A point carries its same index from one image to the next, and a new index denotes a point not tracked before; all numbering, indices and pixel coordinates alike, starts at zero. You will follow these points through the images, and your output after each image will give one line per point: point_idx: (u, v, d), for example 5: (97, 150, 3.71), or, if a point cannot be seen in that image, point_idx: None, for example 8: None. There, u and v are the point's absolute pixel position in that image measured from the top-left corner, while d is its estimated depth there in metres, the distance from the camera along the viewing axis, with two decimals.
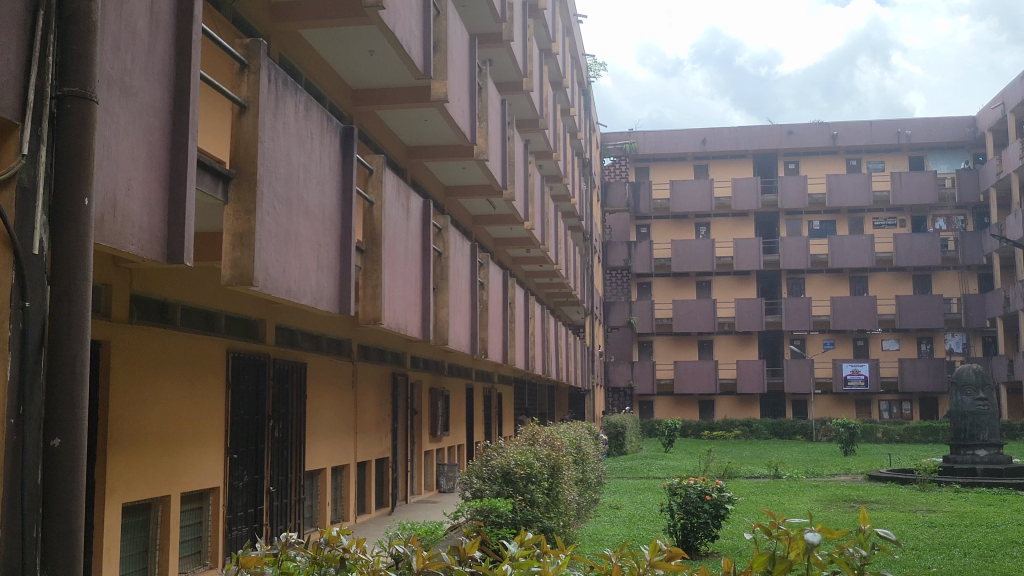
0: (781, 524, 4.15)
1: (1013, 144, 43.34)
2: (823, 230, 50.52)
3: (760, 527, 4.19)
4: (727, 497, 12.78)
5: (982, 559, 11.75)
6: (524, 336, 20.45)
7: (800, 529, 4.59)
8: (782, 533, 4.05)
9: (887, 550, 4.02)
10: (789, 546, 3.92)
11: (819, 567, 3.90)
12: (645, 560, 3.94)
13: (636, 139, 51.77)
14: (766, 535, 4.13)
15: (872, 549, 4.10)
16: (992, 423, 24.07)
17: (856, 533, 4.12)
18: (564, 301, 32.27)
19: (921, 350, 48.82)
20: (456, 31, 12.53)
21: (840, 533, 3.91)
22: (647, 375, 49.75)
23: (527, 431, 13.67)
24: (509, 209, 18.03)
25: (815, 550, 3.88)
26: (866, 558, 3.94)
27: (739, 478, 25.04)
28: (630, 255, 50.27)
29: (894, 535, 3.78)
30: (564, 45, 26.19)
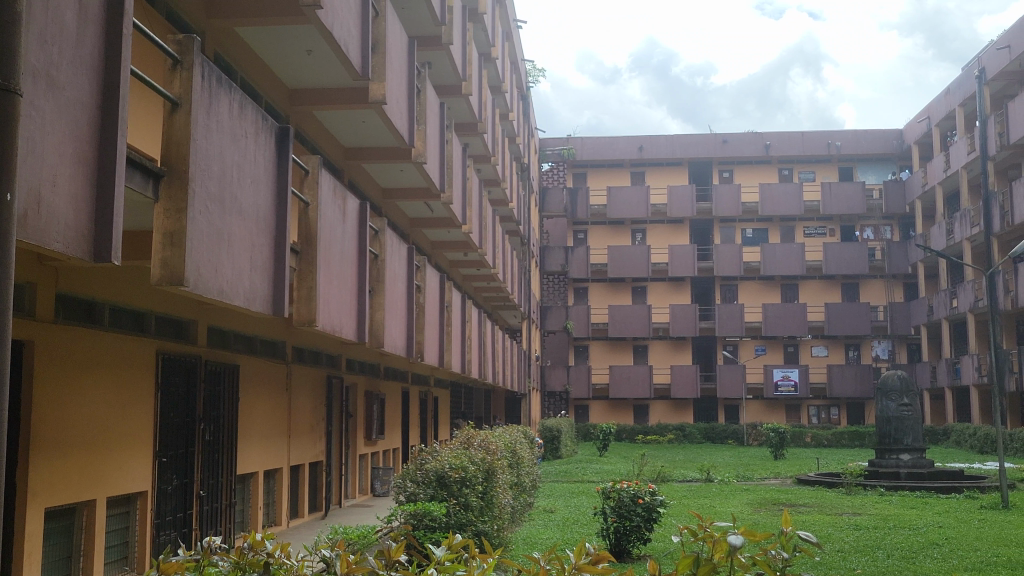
0: (707, 527, 4.22)
1: (938, 157, 44.65)
2: (756, 237, 51.40)
3: (686, 530, 4.25)
4: (660, 501, 12.90)
5: (904, 561, 12.08)
6: (461, 339, 20.39)
7: (725, 532, 4.62)
8: (706, 532, 4.21)
9: (809, 552, 4.07)
10: (713, 549, 3.97)
11: (741, 570, 3.95)
12: (571, 564, 3.95)
13: (575, 145, 52.00)
14: (693, 538, 4.20)
15: (794, 552, 4.14)
16: (916, 428, 24.69)
17: (779, 536, 4.16)
18: (501, 305, 32.21)
19: (849, 357, 50.00)
20: (395, 34, 12.50)
21: (763, 536, 3.97)
22: (583, 380, 50.00)
23: (462, 434, 13.65)
24: (447, 212, 17.95)
25: (739, 553, 3.92)
26: (788, 561, 4.00)
27: (672, 481, 25.29)
28: (567, 260, 50.51)
29: (815, 536, 3.80)
30: (503, 49, 26.25)
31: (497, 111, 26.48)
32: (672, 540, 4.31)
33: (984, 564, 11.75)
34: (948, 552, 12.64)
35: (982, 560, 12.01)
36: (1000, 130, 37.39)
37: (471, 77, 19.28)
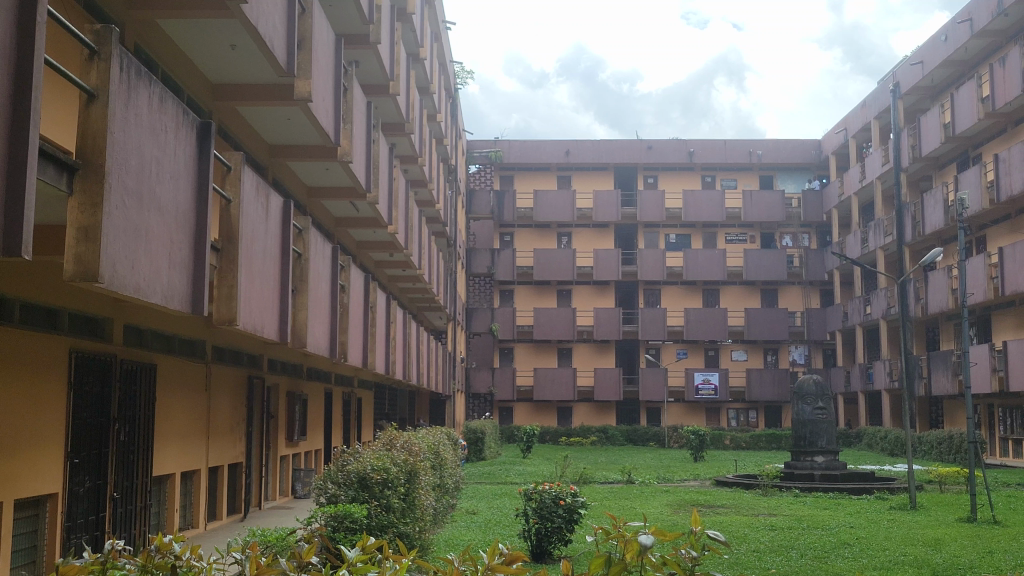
0: (620, 527, 4.29)
1: (854, 168, 45.95)
2: (679, 243, 52.20)
3: (602, 529, 4.32)
4: (581, 502, 12.99)
5: (817, 560, 12.38)
6: (386, 339, 20.26)
7: (637, 530, 4.66)
8: (613, 533, 4.28)
9: (717, 551, 4.15)
10: (625, 548, 4.02)
11: (653, 568, 3.99)
12: (484, 564, 3.97)
13: (502, 147, 52.02)
14: (607, 538, 4.24)
15: (704, 550, 4.21)
16: (829, 431, 25.35)
17: (690, 535, 4.22)
18: (426, 306, 32.05)
19: (767, 361, 51.11)
20: (322, 32, 12.40)
21: (673, 536, 4.02)
22: (507, 382, 50.09)
23: (385, 436, 13.55)
24: (373, 212, 17.83)
25: (648, 552, 3.98)
26: (697, 560, 4.08)
27: (594, 483, 25.51)
28: (493, 262, 50.58)
29: (723, 538, 3.88)
30: (431, 50, 26.10)
31: (425, 112, 26.42)
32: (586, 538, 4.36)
33: (892, 563, 12.11)
34: (859, 552, 13.00)
35: (889, 559, 12.39)
36: (913, 142, 38.70)
37: (399, 76, 19.17)
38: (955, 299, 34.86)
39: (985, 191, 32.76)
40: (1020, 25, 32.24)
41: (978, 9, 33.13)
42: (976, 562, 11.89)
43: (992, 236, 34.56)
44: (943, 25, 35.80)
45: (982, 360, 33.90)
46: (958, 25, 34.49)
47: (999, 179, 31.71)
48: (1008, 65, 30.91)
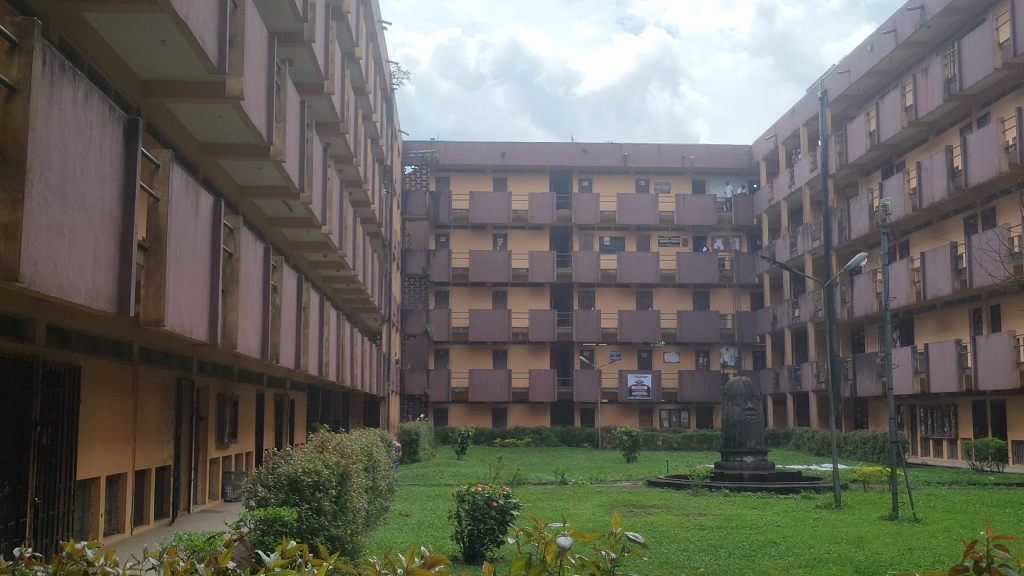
0: (543, 529, 4.38)
1: (783, 173, 46.89)
2: (613, 246, 52.66)
3: (524, 533, 4.41)
4: (513, 504, 13.06)
5: (744, 559, 12.56)
6: (318, 340, 20.10)
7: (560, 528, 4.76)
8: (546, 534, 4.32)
9: (634, 551, 4.28)
10: (545, 550, 4.09)
11: (569, 568, 4.06)
12: (398, 567, 4.06)
13: (438, 148, 51.83)
14: (528, 539, 4.34)
15: (621, 551, 4.34)
16: (758, 431, 25.85)
17: (611, 535, 4.37)
18: (361, 307, 31.83)
19: (700, 362, 51.78)
20: (254, 30, 12.28)
21: (593, 538, 4.08)
22: (442, 384, 49.90)
23: (317, 438, 13.44)
24: (306, 211, 17.66)
25: (568, 553, 4.06)
26: (616, 560, 4.20)
27: (527, 484, 25.59)
28: (429, 263, 50.42)
29: (642, 537, 3.98)
30: (366, 50, 25.96)
31: (360, 112, 26.31)
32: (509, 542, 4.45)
33: (816, 561, 12.36)
34: (785, 550, 13.24)
35: (814, 557, 12.64)
36: (840, 149, 39.59)
37: (333, 75, 19.06)
38: (879, 302, 35.73)
39: (908, 198, 33.65)
40: (942, 36, 33.18)
41: (902, 20, 33.96)
42: (896, 559, 12.18)
43: (913, 241, 35.53)
44: (869, 35, 36.63)
45: (903, 362, 34.80)
46: (884, 35, 35.32)
47: (922, 186, 32.58)
48: (931, 75, 31.82)
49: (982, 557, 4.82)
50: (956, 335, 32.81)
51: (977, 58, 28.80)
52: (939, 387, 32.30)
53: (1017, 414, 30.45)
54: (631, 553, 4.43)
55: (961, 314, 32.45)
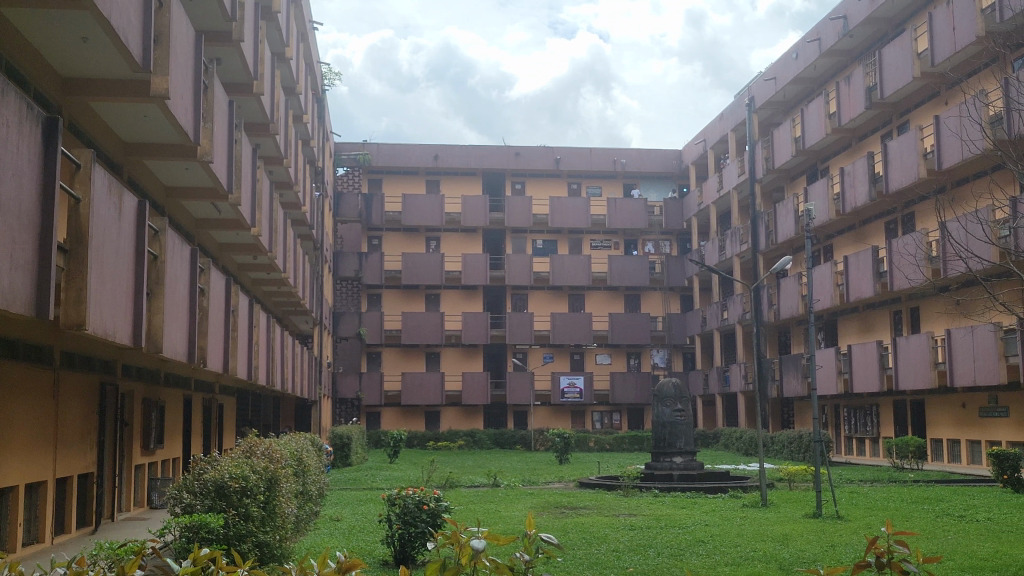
0: (459, 536, 4.80)
1: (712, 178, 47.75)
2: (545, 248, 52.96)
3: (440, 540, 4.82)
4: (444, 507, 13.07)
5: (673, 558, 12.73)
6: (248, 344, 19.82)
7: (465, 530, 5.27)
8: (460, 544, 4.64)
9: (545, 553, 4.78)
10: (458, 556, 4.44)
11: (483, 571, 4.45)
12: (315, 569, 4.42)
13: (370, 151, 51.42)
14: (444, 546, 4.77)
15: (534, 553, 4.85)
16: (687, 432, 26.27)
17: (523, 540, 4.86)
18: (292, 310, 31.49)
19: (630, 364, 52.35)
20: (181, 29, 12.07)
21: (505, 542, 4.49)
22: (375, 386, 49.57)
23: (245, 443, 13.23)
24: (235, 214, 17.43)
25: (480, 556, 4.43)
26: (528, 562, 4.70)
27: (460, 487, 25.61)
28: (361, 265, 50.07)
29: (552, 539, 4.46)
30: (297, 50, 25.67)
31: (290, 112, 26.01)
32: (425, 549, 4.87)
33: (742, 559, 12.60)
34: (712, 549, 13.45)
35: (740, 555, 12.89)
36: (766, 155, 40.47)
37: (263, 75, 18.84)
38: (804, 304, 36.56)
39: (832, 203, 34.57)
40: (863, 45, 34.13)
41: (826, 29, 34.81)
42: (819, 556, 12.49)
43: (837, 245, 36.44)
44: (794, 44, 37.51)
45: (827, 364, 35.70)
46: (808, 44, 36.20)
47: (845, 191, 33.45)
48: (853, 83, 32.73)
49: (883, 553, 5.15)
50: (877, 336, 33.77)
51: (898, 67, 29.71)
52: (861, 387, 33.17)
53: (935, 412, 31.48)
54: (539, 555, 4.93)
55: (883, 316, 33.38)
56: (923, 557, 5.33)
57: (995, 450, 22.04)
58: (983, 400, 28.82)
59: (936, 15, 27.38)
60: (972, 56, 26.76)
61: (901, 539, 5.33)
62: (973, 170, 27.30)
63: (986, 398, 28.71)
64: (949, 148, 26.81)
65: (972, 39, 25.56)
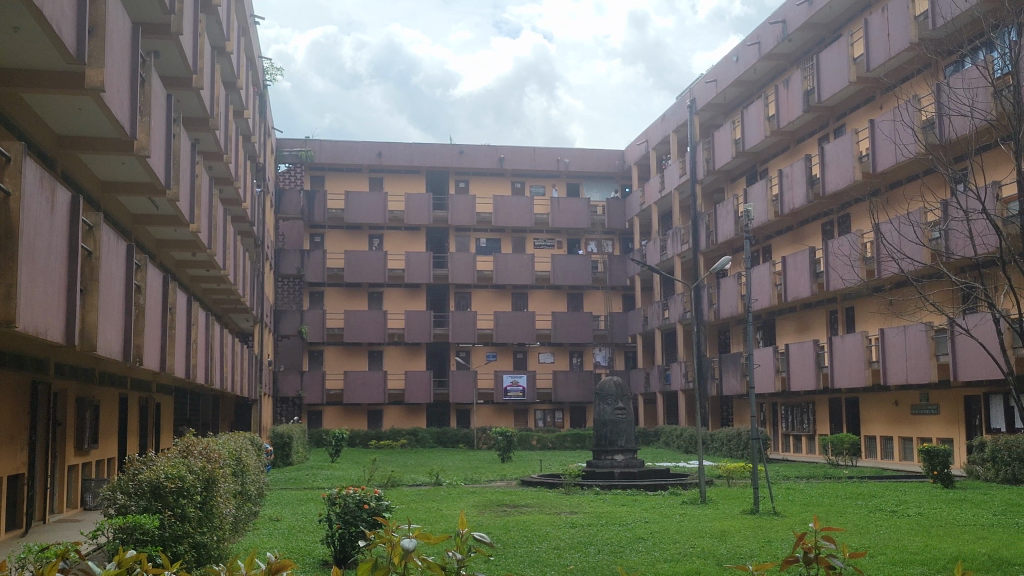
0: (393, 535, 4.96)
1: (653, 179, 48.26)
2: (488, 247, 52.99)
3: (375, 540, 4.98)
4: (384, 506, 12.98)
5: (612, 555, 12.85)
6: (186, 341, 19.48)
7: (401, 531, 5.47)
8: (390, 542, 4.83)
9: (478, 551, 4.98)
10: (391, 556, 4.65)
11: (415, 569, 4.63)
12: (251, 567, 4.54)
13: (312, 147, 50.85)
14: (376, 547, 4.93)
15: (467, 551, 5.04)
16: (628, 430, 26.49)
17: (456, 539, 5.05)
18: (232, 308, 31.03)
19: (572, 363, 52.62)
20: (116, 20, 11.79)
21: (437, 541, 4.71)
22: (316, 385, 49.08)
23: (181, 443, 12.97)
24: (173, 210, 17.12)
25: (412, 556, 4.66)
26: (460, 560, 4.86)
27: (401, 486, 25.51)
28: (302, 263, 49.62)
29: (483, 539, 4.67)
30: (239, 44, 25.32)
31: (231, 107, 25.66)
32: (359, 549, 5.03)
33: (681, 555, 12.77)
34: (651, 546, 13.59)
35: (679, 551, 13.04)
36: (707, 156, 40.99)
37: (203, 69, 18.56)
38: (743, 304, 37.14)
39: (771, 204, 35.15)
40: (801, 50, 34.77)
41: (765, 33, 35.38)
42: (755, 551, 12.70)
43: (775, 246, 37.06)
44: (734, 47, 38.05)
45: (765, 362, 36.31)
46: (748, 47, 36.72)
47: (783, 193, 34.04)
48: (791, 87, 33.34)
49: (810, 548, 5.28)
50: (814, 336, 34.40)
51: (834, 72, 30.34)
52: (798, 385, 33.81)
53: (869, 409, 32.21)
54: (473, 553, 5.10)
55: (819, 315, 34.03)
56: (846, 551, 5.44)
57: (926, 447, 22.53)
58: (915, 398, 29.57)
59: (872, 21, 28.01)
60: (905, 63, 27.43)
61: (826, 534, 5.44)
62: (906, 174, 28.01)
63: (917, 396, 29.46)
64: (882, 151, 27.50)
65: (905, 45, 26.22)
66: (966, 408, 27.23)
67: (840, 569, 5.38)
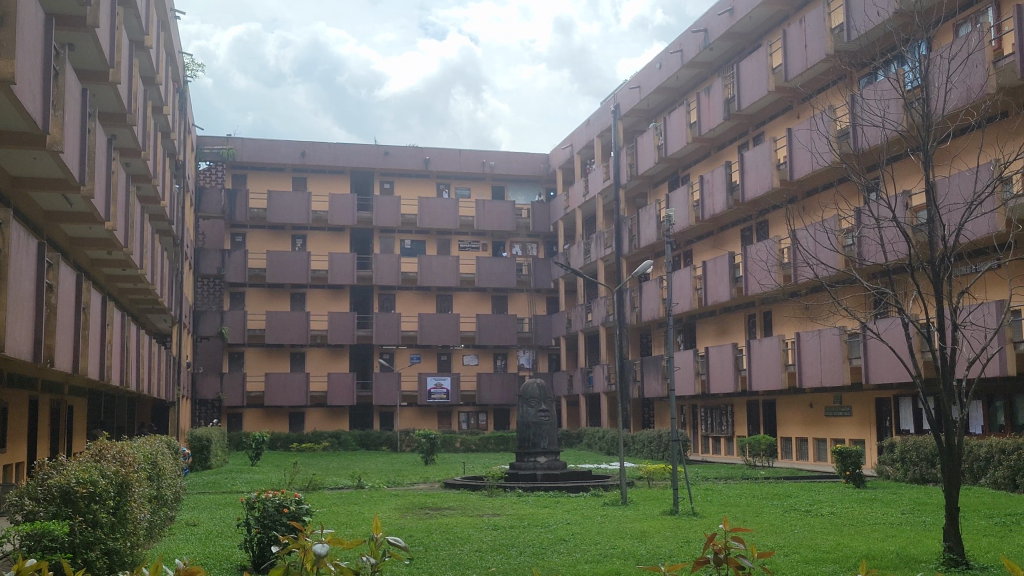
0: (311, 543, 5.14)
1: (578, 183, 48.70)
2: (413, 249, 52.75)
3: (293, 548, 5.16)
4: (304, 510, 12.80)
5: (535, 557, 12.92)
6: (100, 342, 18.91)
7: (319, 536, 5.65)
8: (303, 548, 4.99)
9: (391, 555, 5.20)
10: (304, 562, 4.87)
11: (326, 572, 4.84)
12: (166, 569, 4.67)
13: (234, 145, 49.91)
14: (292, 555, 5.08)
15: (382, 554, 5.25)
16: (550, 432, 26.69)
17: (371, 544, 5.24)
18: (149, 308, 30.25)
19: (496, 365, 52.78)
20: (28, 13, 11.43)
21: (351, 546, 4.92)
22: (237, 388, 48.09)
23: (94, 446, 12.56)
24: (88, 207, 16.65)
25: (323, 561, 4.87)
26: (374, 565, 5.04)
27: (323, 490, 25.20)
28: (223, 263, 48.71)
29: (396, 544, 4.87)
30: (158, 38, 24.76)
31: (149, 103, 25.08)
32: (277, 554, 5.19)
33: (602, 556, 12.91)
34: (573, 547, 13.71)
35: (600, 552, 13.19)
36: (631, 161, 41.51)
37: (120, 63, 18.11)
38: (664, 307, 37.73)
39: (692, 210, 35.74)
40: (722, 58, 35.49)
41: (688, 40, 35.98)
42: (675, 552, 12.89)
43: (696, 250, 37.70)
44: (658, 54, 38.60)
45: (685, 365, 36.93)
46: (670, 55, 37.28)
47: (704, 199, 34.67)
48: (713, 94, 34.01)
49: (722, 549, 5.41)
50: (733, 338, 35.14)
51: (754, 80, 31.06)
52: (717, 386, 34.48)
53: (785, 410, 33.03)
54: (388, 558, 5.28)
55: (738, 319, 34.77)
56: (755, 552, 5.57)
57: (840, 448, 23.16)
58: (829, 400, 30.40)
59: (790, 33, 28.73)
60: (822, 74, 28.19)
61: (735, 535, 5.57)
62: (821, 182, 28.78)
63: (832, 398, 30.28)
64: (799, 159, 28.24)
65: (822, 56, 26.95)
66: (877, 410, 28.10)
67: (750, 570, 5.51)
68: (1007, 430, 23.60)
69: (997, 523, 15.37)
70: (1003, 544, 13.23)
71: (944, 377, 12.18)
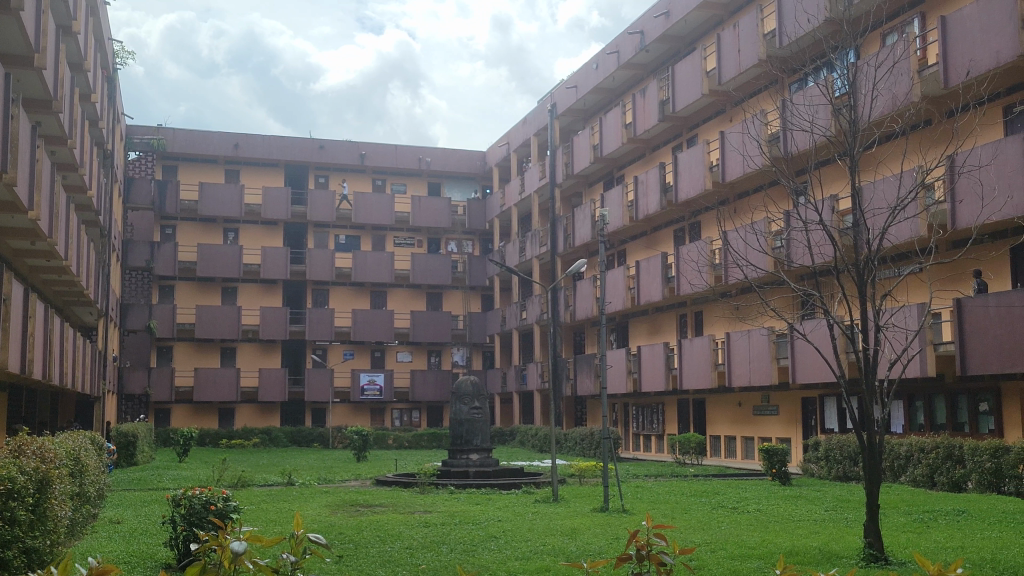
0: (231, 538, 5.10)
1: (514, 181, 48.82)
2: (348, 244, 52.24)
3: (214, 542, 5.11)
4: (231, 506, 12.62)
5: (465, 553, 12.95)
6: (21, 333, 18.38)
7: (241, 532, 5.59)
8: (221, 546, 4.96)
9: (312, 553, 5.17)
10: (221, 560, 4.85)
11: (246, 569, 4.81)
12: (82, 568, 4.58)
13: (165, 136, 48.85)
14: (209, 548, 5.06)
15: (304, 552, 5.21)
16: (483, 430, 26.76)
17: (293, 540, 5.21)
18: (74, 300, 29.49)
19: (430, 362, 52.73)
20: None
21: (272, 543, 4.89)
22: (164, 383, 47.14)
23: (13, 441, 12.18)
24: (10, 195, 16.16)
25: (242, 559, 4.84)
26: (295, 562, 5.00)
27: (252, 487, 24.84)
28: (152, 255, 47.67)
29: (316, 540, 4.87)
30: (87, 24, 24.10)
31: (77, 90, 24.47)
32: (195, 550, 5.14)
33: (532, 553, 12.98)
34: (504, 544, 13.74)
35: (530, 549, 13.27)
36: (567, 160, 41.77)
37: (46, 48, 17.61)
38: (597, 305, 38.07)
39: (626, 210, 36.09)
40: (658, 60, 35.89)
41: (624, 42, 36.27)
42: (605, 548, 13.02)
43: (630, 250, 38.07)
44: (595, 55, 38.84)
45: (618, 364, 37.32)
46: (607, 56, 37.54)
47: (638, 200, 35.05)
48: (648, 96, 34.41)
49: (643, 545, 5.47)
50: (664, 337, 35.64)
51: (688, 84, 31.49)
52: (648, 385, 34.90)
53: (714, 409, 33.60)
54: (310, 554, 5.23)
55: (670, 319, 35.26)
56: (673, 546, 5.71)
57: (767, 446, 23.63)
58: (757, 399, 31.02)
59: (723, 37, 29.17)
60: (754, 78, 28.73)
61: (658, 531, 5.65)
62: (752, 184, 29.31)
63: (759, 398, 30.92)
64: (731, 162, 28.75)
65: (755, 61, 27.45)
66: (802, 409, 28.76)
67: (669, 566, 5.60)
68: (925, 429, 24.40)
69: (916, 519, 15.85)
70: (919, 539, 13.65)
71: (867, 377, 12.41)
